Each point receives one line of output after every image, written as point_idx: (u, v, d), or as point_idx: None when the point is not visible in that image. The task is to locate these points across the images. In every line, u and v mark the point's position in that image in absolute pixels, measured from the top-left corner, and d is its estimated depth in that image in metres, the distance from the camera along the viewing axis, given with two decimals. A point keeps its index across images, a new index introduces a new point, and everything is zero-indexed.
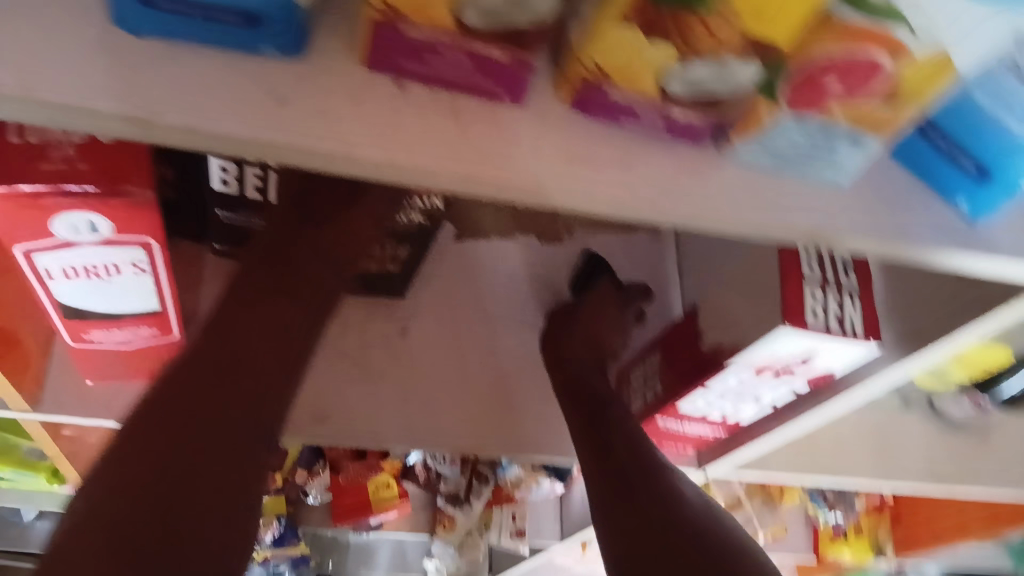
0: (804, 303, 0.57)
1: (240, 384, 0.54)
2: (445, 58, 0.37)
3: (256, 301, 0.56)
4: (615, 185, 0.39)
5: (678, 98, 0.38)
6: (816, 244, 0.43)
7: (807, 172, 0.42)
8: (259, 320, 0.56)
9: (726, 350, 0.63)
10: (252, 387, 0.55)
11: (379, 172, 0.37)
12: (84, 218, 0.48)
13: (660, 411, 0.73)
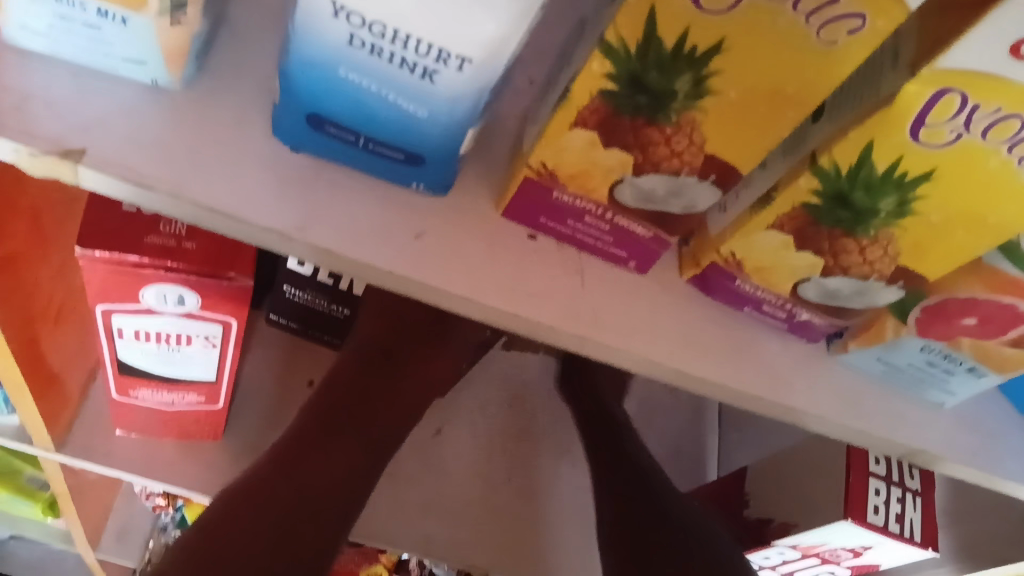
0: (867, 499, 0.55)
1: (322, 494, 0.55)
2: (587, 223, 0.36)
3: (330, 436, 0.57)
4: (729, 372, 0.39)
5: (809, 303, 0.37)
6: (914, 461, 0.42)
7: (916, 389, 0.41)
8: (337, 437, 0.58)
9: (775, 526, 0.62)
10: (335, 499, 0.55)
11: (500, 321, 0.36)
12: (175, 291, 0.47)
13: None
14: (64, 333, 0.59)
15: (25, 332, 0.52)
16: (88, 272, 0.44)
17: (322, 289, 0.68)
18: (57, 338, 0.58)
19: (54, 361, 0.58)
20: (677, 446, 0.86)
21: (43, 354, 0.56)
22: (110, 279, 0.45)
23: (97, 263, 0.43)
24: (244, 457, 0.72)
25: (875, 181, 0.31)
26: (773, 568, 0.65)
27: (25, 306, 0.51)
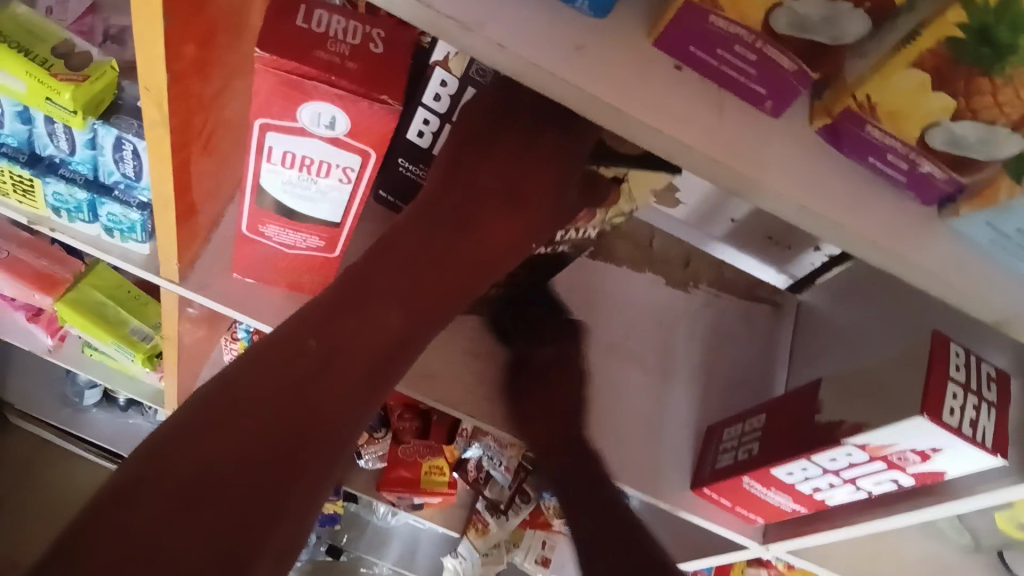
0: (944, 400, 0.57)
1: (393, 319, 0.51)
2: (734, 54, 0.39)
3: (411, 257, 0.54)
4: (845, 213, 0.41)
5: (933, 151, 0.40)
6: (1004, 329, 0.44)
7: (1017, 261, 0.44)
8: (397, 282, 0.52)
9: (846, 427, 0.63)
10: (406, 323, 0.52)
11: (644, 135, 0.40)
12: (328, 113, 0.51)
13: (749, 470, 0.73)
14: (206, 164, 0.64)
15: (183, 148, 0.57)
16: (258, 83, 0.49)
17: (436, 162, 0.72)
18: (201, 165, 0.63)
19: (195, 189, 0.63)
20: (744, 371, 0.90)
21: (189, 175, 0.61)
22: (277, 93, 0.50)
23: (269, 73, 0.48)
24: None
25: (1020, 17, 0.33)
26: (836, 474, 0.67)
27: (186, 120, 0.56)
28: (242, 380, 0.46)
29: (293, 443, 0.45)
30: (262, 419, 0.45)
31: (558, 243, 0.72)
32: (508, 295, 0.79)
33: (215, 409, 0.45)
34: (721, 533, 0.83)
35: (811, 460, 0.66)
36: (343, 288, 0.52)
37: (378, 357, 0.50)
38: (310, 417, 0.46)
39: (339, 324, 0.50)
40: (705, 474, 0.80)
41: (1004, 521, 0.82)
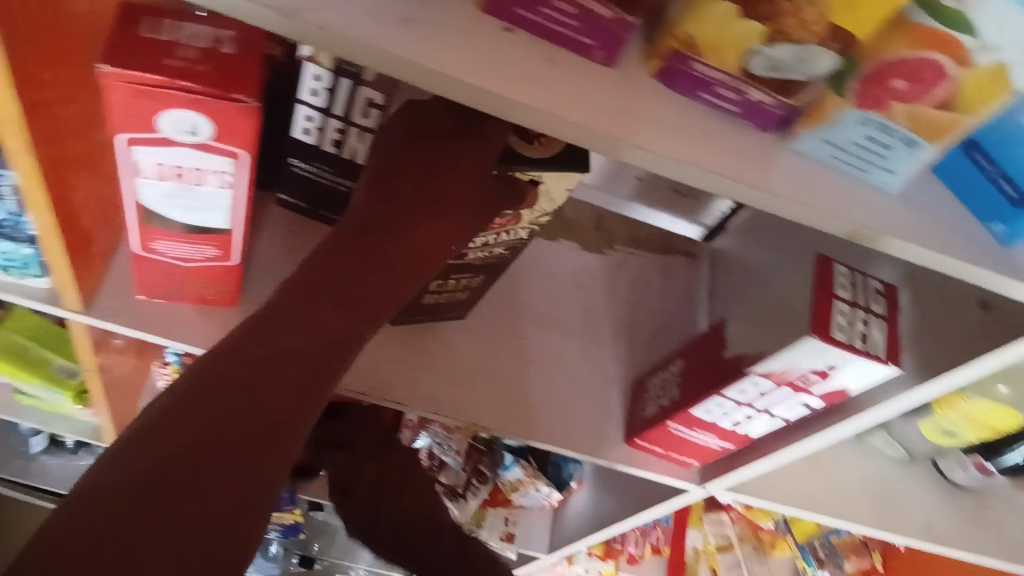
0: (831, 318, 0.60)
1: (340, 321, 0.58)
2: (555, 9, 0.41)
3: (350, 261, 0.60)
4: (688, 148, 0.43)
5: (759, 78, 0.42)
6: (858, 240, 0.46)
7: (859, 170, 0.45)
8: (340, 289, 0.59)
9: (747, 359, 0.67)
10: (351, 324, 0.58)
11: (480, 98, 0.41)
12: (189, 119, 0.52)
13: (673, 414, 0.77)
14: (89, 188, 0.63)
15: (59, 174, 0.57)
16: (113, 96, 0.50)
17: (326, 158, 0.73)
18: (84, 190, 0.62)
19: (82, 214, 0.63)
20: (666, 321, 0.92)
21: (69, 201, 0.61)
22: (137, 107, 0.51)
23: (121, 86, 0.49)
24: None
25: None
26: (750, 406, 0.70)
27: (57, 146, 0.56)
28: (198, 396, 0.51)
29: (256, 435, 0.51)
30: (222, 420, 0.50)
31: (489, 245, 0.71)
32: (453, 298, 0.78)
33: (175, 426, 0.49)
34: (661, 481, 0.85)
35: (723, 395, 0.70)
36: (279, 304, 0.57)
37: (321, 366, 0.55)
38: (271, 412, 0.52)
39: (283, 339, 0.55)
40: (636, 424, 0.83)
41: (930, 429, 0.85)
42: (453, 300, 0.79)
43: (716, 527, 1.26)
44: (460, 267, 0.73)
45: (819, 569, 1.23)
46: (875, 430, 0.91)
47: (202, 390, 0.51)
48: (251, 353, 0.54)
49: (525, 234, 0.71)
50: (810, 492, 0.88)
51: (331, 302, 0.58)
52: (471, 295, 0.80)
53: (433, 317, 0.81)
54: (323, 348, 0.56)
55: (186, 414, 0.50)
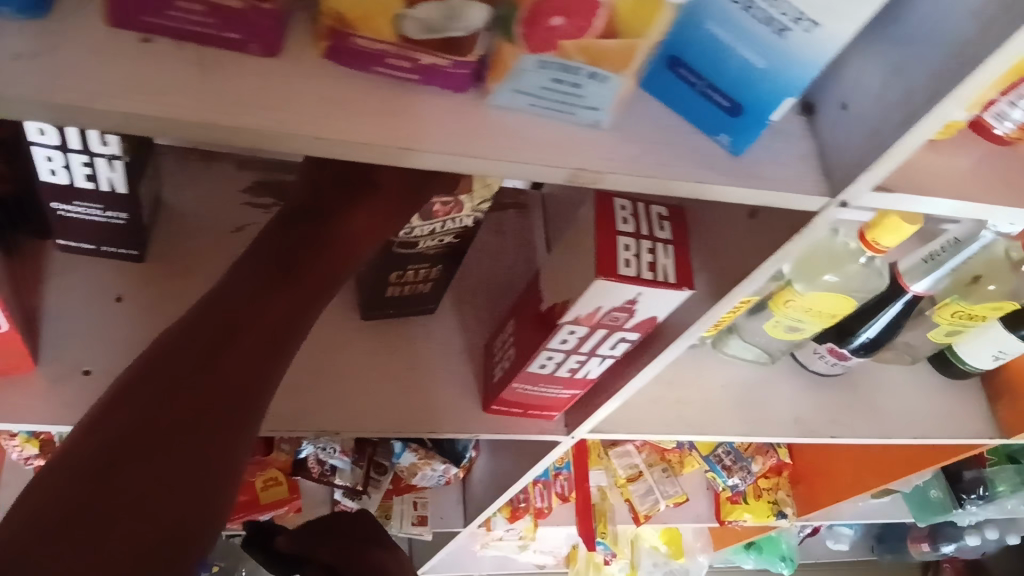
0: (616, 256, 0.58)
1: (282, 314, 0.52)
2: (183, 9, 0.38)
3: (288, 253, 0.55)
4: (371, 128, 0.40)
5: (420, 41, 0.39)
6: (581, 183, 0.45)
7: (565, 111, 0.43)
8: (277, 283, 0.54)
9: (558, 309, 0.65)
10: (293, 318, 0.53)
11: (124, 121, 0.38)
12: None
13: (513, 376, 0.76)
14: None
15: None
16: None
17: (89, 194, 0.69)
18: None
19: None
20: (506, 279, 0.91)
21: None
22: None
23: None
24: (67, 379, 0.73)
25: None
26: (579, 351, 0.69)
27: None
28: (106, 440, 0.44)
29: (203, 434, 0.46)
30: (169, 415, 0.46)
31: (437, 235, 0.71)
32: (416, 291, 0.81)
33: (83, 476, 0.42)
34: (527, 439, 0.84)
35: (547, 348, 0.68)
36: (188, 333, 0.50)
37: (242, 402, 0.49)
38: (217, 411, 0.47)
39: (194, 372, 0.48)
40: (488, 390, 0.83)
41: (774, 326, 0.85)
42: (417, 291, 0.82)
43: (621, 460, 1.24)
44: (412, 259, 0.74)
45: (727, 478, 1.26)
46: (728, 338, 0.92)
47: (148, 381, 0.47)
48: (194, 345, 0.49)
49: (471, 224, 0.71)
50: (676, 414, 0.88)
51: (270, 297, 0.53)
52: (436, 285, 0.82)
53: (400, 307, 0.83)
54: (269, 339, 0.51)
55: (131, 405, 0.46)
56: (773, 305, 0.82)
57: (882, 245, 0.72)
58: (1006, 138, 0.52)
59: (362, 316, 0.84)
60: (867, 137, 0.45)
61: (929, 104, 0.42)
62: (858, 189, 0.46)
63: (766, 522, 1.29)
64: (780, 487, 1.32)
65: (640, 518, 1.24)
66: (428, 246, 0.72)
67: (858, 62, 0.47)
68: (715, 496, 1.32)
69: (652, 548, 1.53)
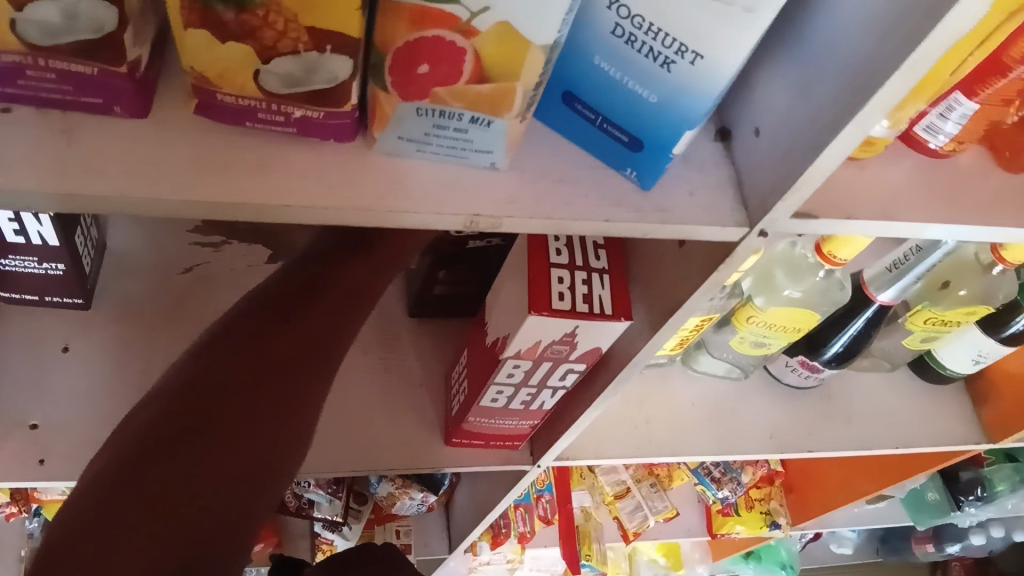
0: (548, 290, 0.56)
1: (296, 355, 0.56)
2: (33, 77, 0.36)
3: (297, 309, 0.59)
4: (247, 187, 0.39)
5: (287, 95, 0.37)
6: (483, 229, 0.42)
7: (459, 155, 0.41)
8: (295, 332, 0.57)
9: (500, 343, 0.63)
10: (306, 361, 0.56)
11: None
12: None
13: (469, 409, 0.74)
14: None
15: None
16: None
17: (22, 248, 0.68)
18: None
19: None
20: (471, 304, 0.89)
21: None
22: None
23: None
24: (14, 434, 0.72)
25: None
26: (528, 384, 0.66)
27: None
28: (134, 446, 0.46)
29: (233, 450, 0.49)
30: (196, 428, 0.48)
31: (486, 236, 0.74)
32: (455, 292, 0.82)
33: (117, 473, 0.44)
34: (492, 471, 0.82)
35: (495, 382, 0.66)
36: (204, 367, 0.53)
37: (265, 431, 0.51)
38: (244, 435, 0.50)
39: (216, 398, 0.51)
40: (450, 423, 0.80)
41: (739, 342, 0.83)
42: (463, 297, 0.83)
43: (609, 477, 1.22)
44: (458, 258, 0.77)
45: (717, 490, 1.24)
46: (698, 354, 0.89)
47: (177, 402, 0.50)
48: (215, 375, 0.52)
49: None
50: (647, 436, 0.86)
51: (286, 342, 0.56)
52: (480, 294, 0.83)
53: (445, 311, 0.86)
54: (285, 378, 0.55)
55: (167, 420, 0.48)
56: (735, 322, 0.79)
57: (839, 259, 0.68)
58: (941, 150, 0.50)
59: (410, 316, 0.87)
60: (779, 164, 0.43)
61: (831, 129, 0.39)
62: (776, 216, 0.44)
63: (760, 533, 1.27)
64: (773, 497, 1.30)
65: (630, 536, 1.22)
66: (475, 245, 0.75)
67: (766, 84, 0.45)
68: (706, 509, 1.30)
69: (649, 560, 1.51)
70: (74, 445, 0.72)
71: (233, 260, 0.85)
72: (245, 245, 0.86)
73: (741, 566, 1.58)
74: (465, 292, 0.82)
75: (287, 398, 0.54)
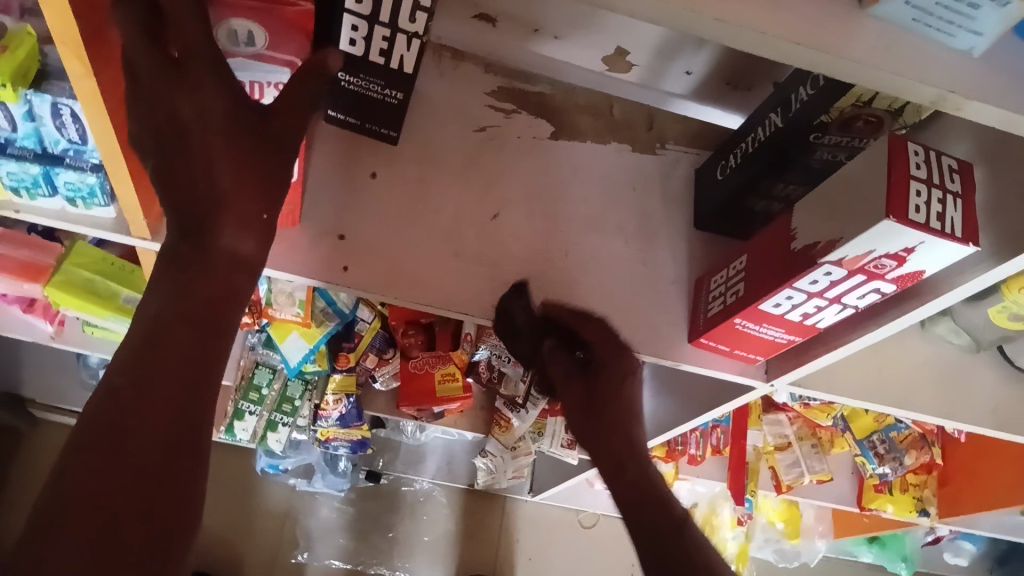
0: (908, 199, 0.58)
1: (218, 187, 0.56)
2: None
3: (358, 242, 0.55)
4: (763, 18, 0.41)
5: None
6: (943, 108, 0.45)
7: (946, 35, 0.44)
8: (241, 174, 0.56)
9: (820, 247, 0.65)
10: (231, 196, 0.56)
11: None
12: (245, 28, 0.56)
13: (739, 310, 0.75)
14: None
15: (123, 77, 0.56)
16: None
17: (376, 69, 0.71)
18: None
19: None
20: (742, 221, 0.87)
21: None
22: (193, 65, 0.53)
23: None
24: (324, 240, 0.78)
25: None
26: (821, 296, 0.69)
27: (117, 73, 0.56)
28: (169, 294, 0.56)
29: (163, 293, 0.56)
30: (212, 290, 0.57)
31: (837, 146, 0.72)
32: (768, 213, 0.82)
33: (180, 341, 0.55)
34: (725, 379, 0.85)
35: (793, 286, 0.68)
36: (249, 175, 0.57)
37: (185, 261, 0.56)
38: (177, 282, 0.56)
39: (197, 195, 0.55)
40: (699, 324, 0.82)
41: (998, 313, 0.85)
42: (760, 211, 0.83)
43: (772, 428, 1.25)
44: (784, 164, 0.77)
45: (878, 465, 1.24)
46: (939, 319, 0.90)
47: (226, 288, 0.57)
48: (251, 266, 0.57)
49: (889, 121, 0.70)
50: (878, 382, 0.88)
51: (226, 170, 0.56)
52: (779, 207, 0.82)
53: (737, 223, 0.86)
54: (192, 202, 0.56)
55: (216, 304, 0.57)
56: (1004, 290, 0.82)
57: None
58: None
59: (695, 228, 0.89)
60: None
61: None
62: None
63: (907, 516, 1.29)
64: (927, 486, 1.31)
65: (783, 487, 1.26)
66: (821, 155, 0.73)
67: None
68: (860, 482, 1.31)
69: (767, 523, 1.54)
70: (373, 262, 0.79)
71: (520, 128, 0.89)
72: (531, 116, 0.90)
73: (861, 549, 1.61)
74: (767, 203, 0.82)
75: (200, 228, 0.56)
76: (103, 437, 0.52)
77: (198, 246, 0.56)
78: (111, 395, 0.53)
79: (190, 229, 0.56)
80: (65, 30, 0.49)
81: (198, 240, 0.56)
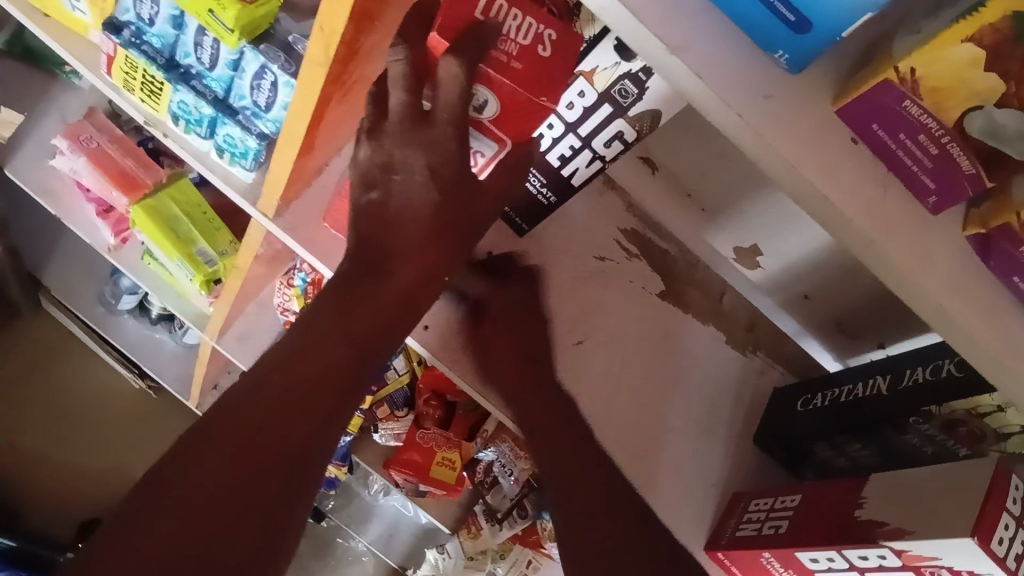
0: (995, 528, 0.58)
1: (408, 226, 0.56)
2: (917, 142, 0.40)
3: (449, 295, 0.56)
4: (979, 321, 0.41)
5: None
6: None
7: None
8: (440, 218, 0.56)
9: (887, 529, 0.64)
10: (427, 236, 0.56)
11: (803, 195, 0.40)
12: (483, 94, 0.54)
13: (771, 546, 0.71)
14: (339, 114, 0.63)
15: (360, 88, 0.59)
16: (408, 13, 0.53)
17: (547, 166, 0.71)
18: (333, 114, 0.62)
19: (323, 133, 0.63)
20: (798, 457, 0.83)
21: (318, 129, 0.62)
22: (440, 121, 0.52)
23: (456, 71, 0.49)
24: None
25: None
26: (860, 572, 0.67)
27: (341, 74, 0.57)
28: (335, 310, 0.55)
29: (328, 310, 0.55)
30: (381, 320, 0.56)
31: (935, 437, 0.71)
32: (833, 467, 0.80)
33: (336, 360, 0.54)
34: None
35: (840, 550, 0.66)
36: (432, 241, 0.56)
37: (358, 288, 0.55)
38: (349, 300, 0.55)
39: (379, 227, 0.56)
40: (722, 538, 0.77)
41: None
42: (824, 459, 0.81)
43: None
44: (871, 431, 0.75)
45: None
46: None
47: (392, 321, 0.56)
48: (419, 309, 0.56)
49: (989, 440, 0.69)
50: None
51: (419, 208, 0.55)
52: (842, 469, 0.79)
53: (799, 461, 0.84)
54: (383, 235, 0.56)
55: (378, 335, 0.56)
56: None
57: None
58: None
59: (753, 442, 0.86)
60: None
61: None
62: None
63: None
64: None
65: None
66: (918, 441, 0.72)
67: None
68: None
69: None
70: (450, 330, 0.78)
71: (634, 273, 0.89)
72: (649, 269, 0.90)
73: None
74: (836, 458, 0.79)
75: (384, 261, 0.56)
76: (228, 439, 0.49)
77: (377, 279, 0.56)
78: (253, 395, 0.51)
79: (372, 260, 0.56)
80: (331, 22, 0.50)
81: (380, 271, 0.56)
